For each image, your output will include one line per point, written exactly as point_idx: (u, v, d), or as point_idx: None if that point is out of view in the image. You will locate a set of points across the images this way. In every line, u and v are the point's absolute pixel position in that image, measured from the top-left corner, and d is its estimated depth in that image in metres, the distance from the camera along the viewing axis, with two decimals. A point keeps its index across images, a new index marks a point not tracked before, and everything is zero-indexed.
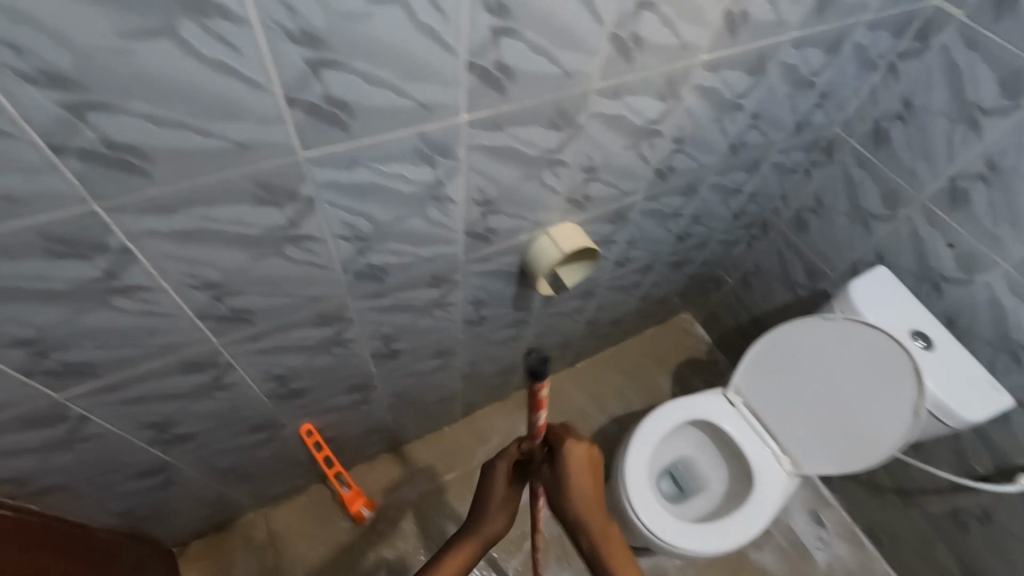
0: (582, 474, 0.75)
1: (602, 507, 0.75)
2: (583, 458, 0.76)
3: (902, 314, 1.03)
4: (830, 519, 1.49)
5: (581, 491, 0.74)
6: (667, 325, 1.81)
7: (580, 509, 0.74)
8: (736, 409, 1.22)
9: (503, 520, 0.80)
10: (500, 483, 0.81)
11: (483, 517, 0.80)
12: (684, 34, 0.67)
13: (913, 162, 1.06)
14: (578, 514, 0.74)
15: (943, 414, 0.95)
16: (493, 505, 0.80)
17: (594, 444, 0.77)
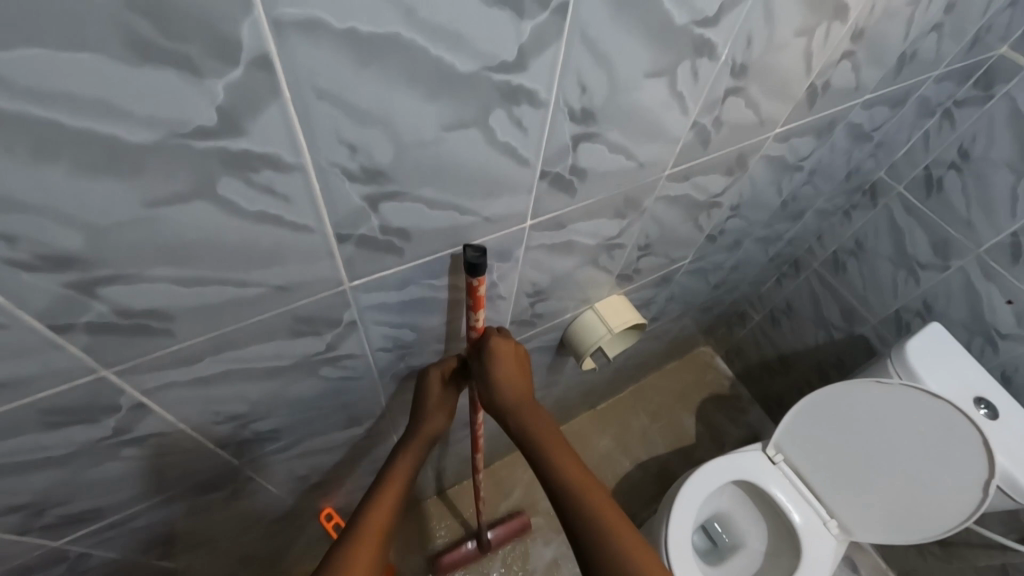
0: (512, 364, 0.65)
1: (537, 400, 0.67)
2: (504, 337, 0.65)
3: (962, 378, 0.98)
4: (865, 565, 1.44)
5: (512, 385, 0.65)
6: (690, 357, 1.74)
7: (512, 402, 0.65)
8: (778, 469, 1.16)
9: (446, 418, 0.69)
10: (437, 385, 0.67)
11: (420, 421, 0.68)
12: (765, 112, 0.60)
13: (968, 213, 1.00)
14: (507, 406, 0.65)
15: (1014, 491, 0.90)
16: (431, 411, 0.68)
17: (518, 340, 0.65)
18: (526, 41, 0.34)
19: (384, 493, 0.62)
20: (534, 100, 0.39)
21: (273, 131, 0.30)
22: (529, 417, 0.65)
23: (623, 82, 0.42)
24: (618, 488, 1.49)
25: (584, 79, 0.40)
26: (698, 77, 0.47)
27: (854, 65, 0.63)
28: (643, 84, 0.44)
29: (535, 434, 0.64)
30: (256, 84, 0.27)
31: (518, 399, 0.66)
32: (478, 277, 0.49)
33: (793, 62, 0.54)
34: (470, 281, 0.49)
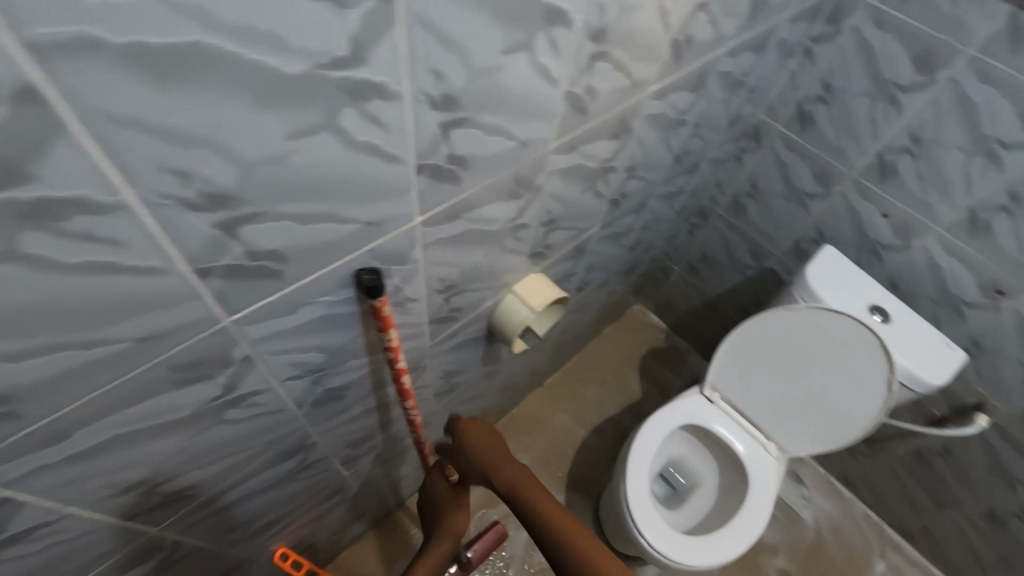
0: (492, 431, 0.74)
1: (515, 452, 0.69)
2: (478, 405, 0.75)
3: (859, 292, 1.07)
4: (808, 475, 1.57)
5: (481, 441, 0.69)
6: (625, 318, 1.79)
7: (486, 453, 0.68)
8: (716, 406, 1.23)
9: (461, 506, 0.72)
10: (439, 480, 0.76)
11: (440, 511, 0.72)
12: (635, 73, 0.61)
13: (839, 141, 1.08)
14: (483, 458, 0.68)
15: (911, 381, 1.01)
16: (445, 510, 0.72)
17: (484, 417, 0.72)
18: (357, 32, 0.32)
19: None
20: (385, 94, 0.36)
21: (73, 171, 0.26)
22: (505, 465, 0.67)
23: (479, 63, 0.41)
24: (578, 457, 1.52)
25: (435, 63, 0.38)
26: (557, 49, 0.47)
27: (710, 16, 0.65)
28: (501, 63, 0.43)
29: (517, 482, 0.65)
30: (29, 122, 0.24)
31: (488, 451, 0.68)
32: (377, 297, 0.49)
33: (649, 20, 0.55)
34: (371, 304, 0.50)
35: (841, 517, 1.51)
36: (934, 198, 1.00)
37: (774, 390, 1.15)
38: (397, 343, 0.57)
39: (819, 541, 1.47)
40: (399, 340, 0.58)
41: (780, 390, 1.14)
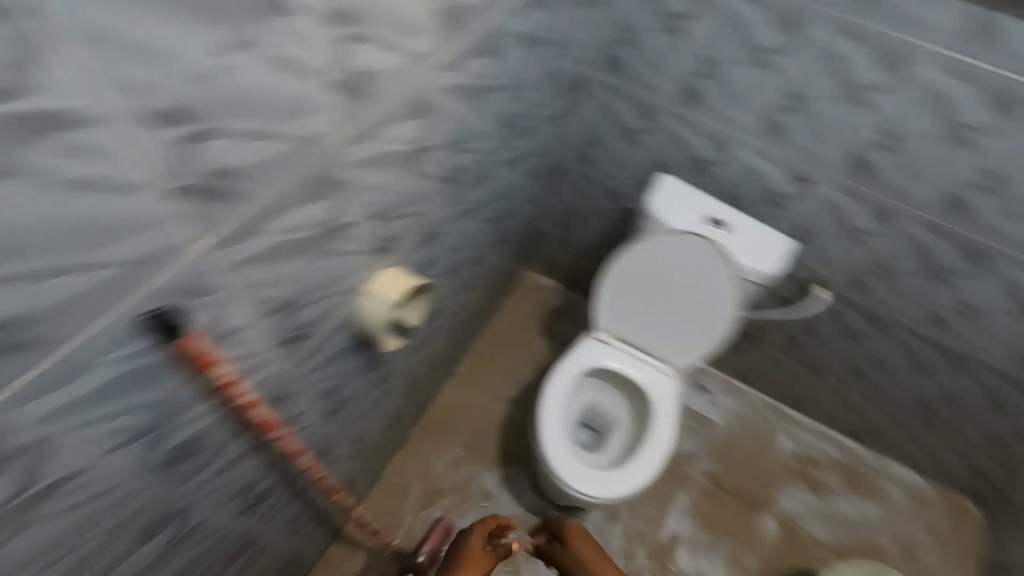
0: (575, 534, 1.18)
1: None
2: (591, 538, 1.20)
3: (695, 208, 1.17)
4: (712, 382, 1.72)
5: None
6: (520, 287, 1.83)
7: None
8: (611, 346, 1.29)
9: None
10: None
11: None
12: (408, 47, 0.61)
13: (647, 76, 1.16)
14: None
15: (749, 275, 1.13)
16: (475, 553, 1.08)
17: None
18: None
19: None
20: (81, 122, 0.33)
21: None
22: None
23: (197, 68, 0.39)
24: (504, 431, 1.57)
25: (136, 78, 0.35)
26: (296, 37, 0.45)
27: None
28: (226, 63, 0.41)
29: None
30: None
31: None
32: (176, 334, 0.47)
33: None
34: (171, 345, 0.48)
35: (745, 410, 1.68)
36: (734, 111, 1.11)
37: (649, 318, 1.23)
38: (228, 379, 0.55)
39: (731, 437, 1.63)
40: (231, 375, 0.55)
41: (654, 317, 1.23)
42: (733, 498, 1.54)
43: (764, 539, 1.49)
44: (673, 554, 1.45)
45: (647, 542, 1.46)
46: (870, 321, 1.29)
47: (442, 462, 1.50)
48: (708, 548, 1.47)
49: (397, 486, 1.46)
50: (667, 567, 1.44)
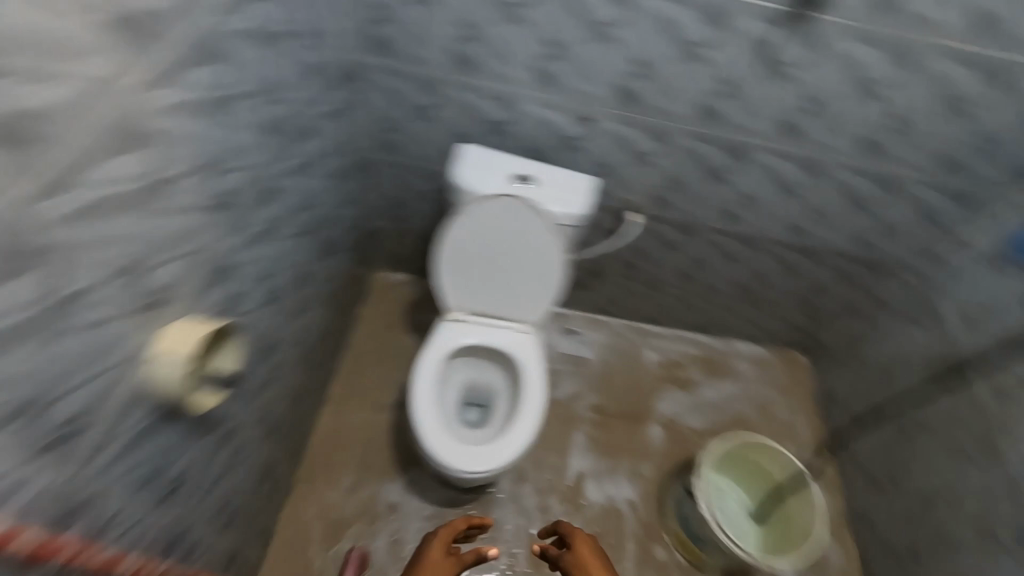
0: (585, 547, 1.23)
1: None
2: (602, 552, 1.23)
3: (501, 168, 1.20)
4: (577, 323, 1.84)
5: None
6: (375, 289, 1.76)
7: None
8: (466, 323, 1.30)
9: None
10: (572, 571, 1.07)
11: None
12: (89, 70, 0.51)
13: (417, 51, 1.14)
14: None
15: (562, 219, 1.19)
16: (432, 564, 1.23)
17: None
18: None
19: None
20: None
21: None
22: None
23: None
24: (392, 437, 1.53)
25: None
26: None
27: None
28: None
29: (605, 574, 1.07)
30: None
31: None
32: None
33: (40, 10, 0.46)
34: None
35: (610, 339, 1.82)
36: (508, 68, 1.14)
37: (493, 286, 1.25)
38: None
39: (605, 367, 1.77)
40: None
41: (497, 284, 1.25)
42: (620, 420, 1.67)
43: (654, 447, 1.64)
44: (583, 491, 1.54)
45: (557, 489, 1.53)
46: (681, 231, 1.44)
47: (337, 491, 1.45)
48: (610, 473, 1.57)
49: (296, 534, 1.39)
50: (580, 505, 1.52)
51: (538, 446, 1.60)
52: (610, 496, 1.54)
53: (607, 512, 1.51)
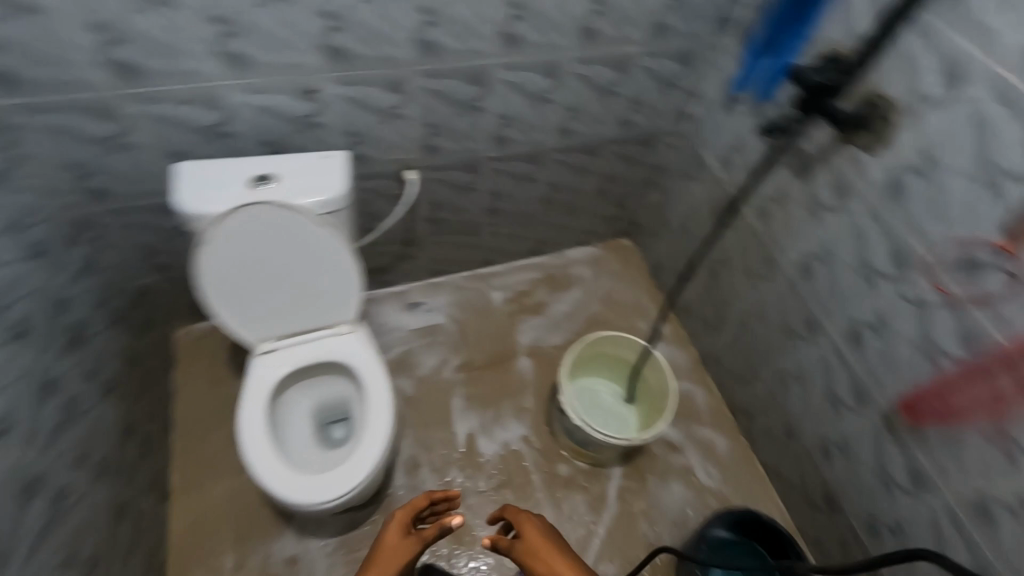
0: (531, 530, 1.06)
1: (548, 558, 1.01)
2: (551, 533, 1.06)
3: (235, 176, 1.03)
4: (416, 294, 1.81)
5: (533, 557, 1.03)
6: (187, 348, 1.57)
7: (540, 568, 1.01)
8: (278, 350, 1.19)
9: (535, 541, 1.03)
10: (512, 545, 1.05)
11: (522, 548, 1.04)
12: None
13: (64, 74, 0.93)
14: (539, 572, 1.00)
15: (330, 206, 1.06)
16: (392, 547, 1.04)
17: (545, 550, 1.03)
18: None
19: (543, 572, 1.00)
20: None
21: None
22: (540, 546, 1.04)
23: None
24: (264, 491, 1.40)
25: None
26: None
27: None
28: None
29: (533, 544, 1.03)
30: None
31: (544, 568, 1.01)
32: None
33: None
34: None
35: (453, 295, 1.82)
36: (188, 63, 0.97)
37: (286, 302, 1.15)
38: None
39: (459, 323, 1.77)
40: None
41: (289, 299, 1.14)
42: (489, 367, 1.69)
43: (527, 378, 1.68)
44: (477, 449, 1.55)
45: (453, 459, 1.53)
46: (464, 171, 1.42)
47: None
48: (497, 421, 1.59)
49: None
50: (479, 463, 1.53)
51: (421, 426, 1.57)
52: (503, 441, 1.56)
53: (505, 458, 1.54)
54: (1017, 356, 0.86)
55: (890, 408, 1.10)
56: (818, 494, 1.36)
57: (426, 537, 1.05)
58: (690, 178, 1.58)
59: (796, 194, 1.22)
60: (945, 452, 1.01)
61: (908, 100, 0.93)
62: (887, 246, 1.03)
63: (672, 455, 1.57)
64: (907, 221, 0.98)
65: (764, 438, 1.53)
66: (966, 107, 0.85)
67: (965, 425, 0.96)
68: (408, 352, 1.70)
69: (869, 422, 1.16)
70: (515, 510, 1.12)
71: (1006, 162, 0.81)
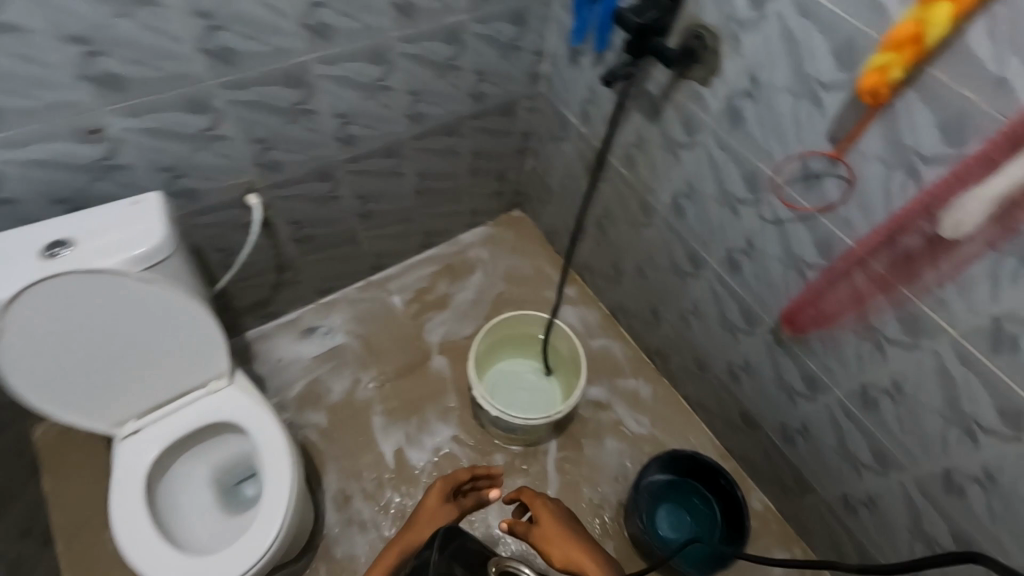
0: (547, 517, 1.09)
1: (569, 540, 1.05)
2: (568, 519, 1.10)
3: (20, 251, 0.86)
4: (309, 319, 1.68)
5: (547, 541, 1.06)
6: (52, 445, 1.37)
7: (556, 551, 1.04)
8: (143, 429, 1.06)
9: (554, 524, 1.07)
10: (532, 530, 1.08)
11: (540, 530, 1.08)
12: None
13: None
14: (555, 553, 1.04)
15: (149, 258, 0.90)
16: (429, 512, 1.12)
17: (563, 530, 1.07)
18: None
19: (559, 552, 1.03)
20: None
21: None
22: (559, 529, 1.07)
23: None
24: None
25: None
26: None
27: None
28: None
29: (555, 529, 1.07)
30: None
31: (557, 553, 1.04)
32: None
33: None
34: None
35: (349, 310, 1.71)
36: None
37: (136, 376, 1.01)
38: None
39: (363, 338, 1.67)
40: None
41: (139, 371, 1.00)
42: (404, 376, 1.61)
43: (445, 376, 1.63)
44: (408, 462, 1.48)
45: (385, 480, 1.45)
46: (317, 180, 1.30)
47: None
48: (423, 429, 1.53)
49: None
50: (413, 475, 1.47)
51: (342, 456, 1.48)
52: (434, 447, 1.51)
53: (438, 464, 1.48)
54: (864, 255, 0.90)
55: (775, 325, 1.14)
56: (737, 417, 1.42)
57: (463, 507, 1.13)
58: (558, 138, 1.55)
59: (653, 138, 1.22)
60: (827, 355, 1.06)
61: (726, 26, 0.93)
62: (739, 172, 1.05)
63: (601, 414, 1.59)
64: (750, 146, 1.00)
65: (681, 376, 1.57)
66: (775, 24, 0.85)
67: (838, 327, 1.01)
68: (314, 381, 1.59)
69: (762, 342, 1.21)
70: (531, 494, 1.15)
71: (816, 72, 0.83)
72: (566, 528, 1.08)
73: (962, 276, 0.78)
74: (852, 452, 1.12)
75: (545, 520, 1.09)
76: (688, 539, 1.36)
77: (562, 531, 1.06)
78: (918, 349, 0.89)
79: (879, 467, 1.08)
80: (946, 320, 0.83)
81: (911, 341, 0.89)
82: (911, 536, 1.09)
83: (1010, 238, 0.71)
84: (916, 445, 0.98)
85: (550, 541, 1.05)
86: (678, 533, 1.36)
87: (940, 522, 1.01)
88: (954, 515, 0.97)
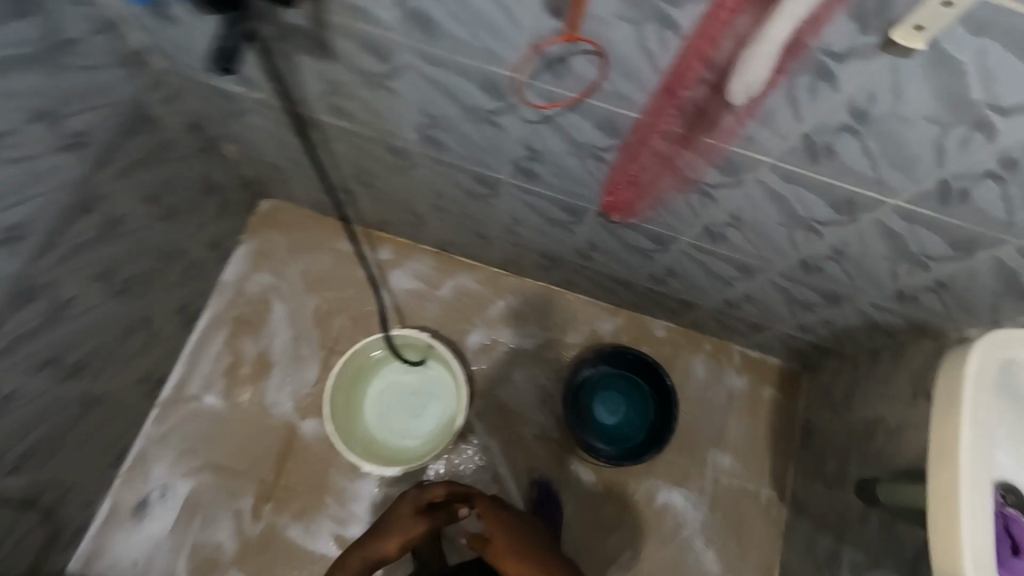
0: (500, 536, 1.00)
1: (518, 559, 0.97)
2: (529, 542, 1.00)
3: None
4: (129, 494, 1.30)
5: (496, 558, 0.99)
6: None
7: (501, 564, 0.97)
8: None
9: (508, 539, 0.99)
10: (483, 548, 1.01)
11: (492, 540, 1.00)
12: None
13: None
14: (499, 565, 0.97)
15: None
16: (398, 526, 1.07)
17: (511, 548, 0.98)
18: None
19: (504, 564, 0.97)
20: None
21: None
22: (511, 546, 0.99)
23: None
24: None
25: None
26: None
27: None
28: None
29: (506, 547, 0.98)
30: None
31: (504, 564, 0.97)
32: None
33: None
34: None
35: (167, 451, 1.33)
36: None
37: None
38: None
39: (208, 466, 1.33)
40: None
41: None
42: (284, 468, 1.35)
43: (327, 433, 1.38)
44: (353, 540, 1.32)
45: None
46: None
47: None
48: (343, 501, 1.33)
49: None
50: None
51: None
52: (367, 507, 1.33)
53: None
54: (656, 122, 0.72)
55: (601, 210, 1.00)
56: (608, 281, 1.36)
57: (429, 523, 1.07)
58: (237, 114, 1.10)
59: (345, 78, 0.86)
60: (662, 215, 0.95)
61: None
62: (471, 82, 0.78)
63: (494, 355, 1.47)
64: (464, 49, 0.71)
65: (541, 271, 1.44)
66: None
67: (659, 191, 0.88)
68: (194, 550, 1.28)
69: (596, 225, 1.07)
70: (493, 509, 1.04)
71: None
72: (521, 546, 0.99)
73: (759, 107, 0.65)
74: (719, 273, 1.11)
75: (501, 534, 1.00)
76: (627, 416, 1.39)
77: (511, 555, 0.97)
78: (743, 183, 0.80)
79: (745, 274, 1.07)
80: (759, 152, 0.72)
81: (733, 179, 0.79)
82: (790, 306, 1.16)
83: (795, 55, 0.57)
84: (770, 251, 0.96)
85: (497, 558, 0.98)
86: (617, 416, 1.39)
87: (811, 291, 1.06)
88: (820, 283, 1.02)
